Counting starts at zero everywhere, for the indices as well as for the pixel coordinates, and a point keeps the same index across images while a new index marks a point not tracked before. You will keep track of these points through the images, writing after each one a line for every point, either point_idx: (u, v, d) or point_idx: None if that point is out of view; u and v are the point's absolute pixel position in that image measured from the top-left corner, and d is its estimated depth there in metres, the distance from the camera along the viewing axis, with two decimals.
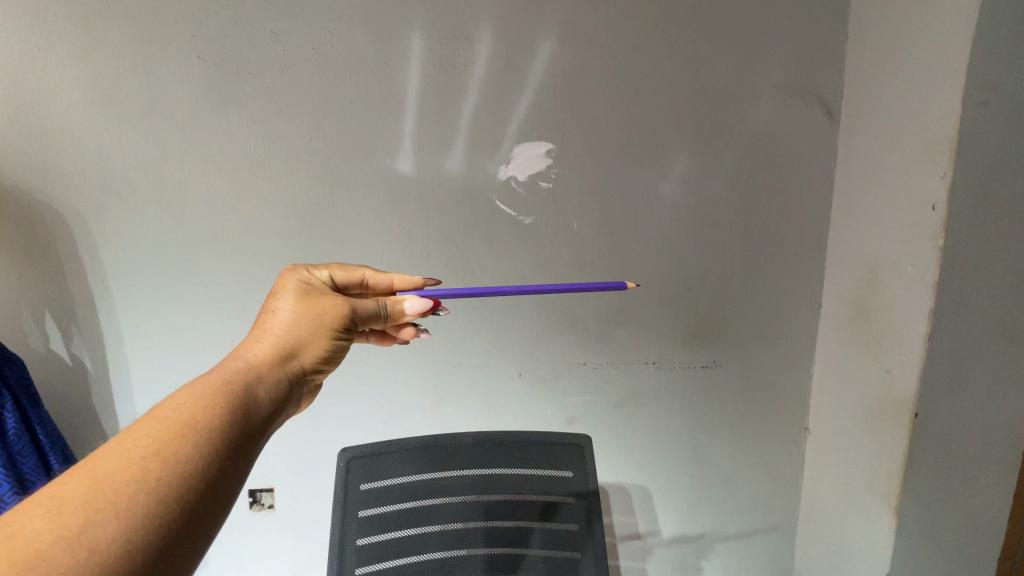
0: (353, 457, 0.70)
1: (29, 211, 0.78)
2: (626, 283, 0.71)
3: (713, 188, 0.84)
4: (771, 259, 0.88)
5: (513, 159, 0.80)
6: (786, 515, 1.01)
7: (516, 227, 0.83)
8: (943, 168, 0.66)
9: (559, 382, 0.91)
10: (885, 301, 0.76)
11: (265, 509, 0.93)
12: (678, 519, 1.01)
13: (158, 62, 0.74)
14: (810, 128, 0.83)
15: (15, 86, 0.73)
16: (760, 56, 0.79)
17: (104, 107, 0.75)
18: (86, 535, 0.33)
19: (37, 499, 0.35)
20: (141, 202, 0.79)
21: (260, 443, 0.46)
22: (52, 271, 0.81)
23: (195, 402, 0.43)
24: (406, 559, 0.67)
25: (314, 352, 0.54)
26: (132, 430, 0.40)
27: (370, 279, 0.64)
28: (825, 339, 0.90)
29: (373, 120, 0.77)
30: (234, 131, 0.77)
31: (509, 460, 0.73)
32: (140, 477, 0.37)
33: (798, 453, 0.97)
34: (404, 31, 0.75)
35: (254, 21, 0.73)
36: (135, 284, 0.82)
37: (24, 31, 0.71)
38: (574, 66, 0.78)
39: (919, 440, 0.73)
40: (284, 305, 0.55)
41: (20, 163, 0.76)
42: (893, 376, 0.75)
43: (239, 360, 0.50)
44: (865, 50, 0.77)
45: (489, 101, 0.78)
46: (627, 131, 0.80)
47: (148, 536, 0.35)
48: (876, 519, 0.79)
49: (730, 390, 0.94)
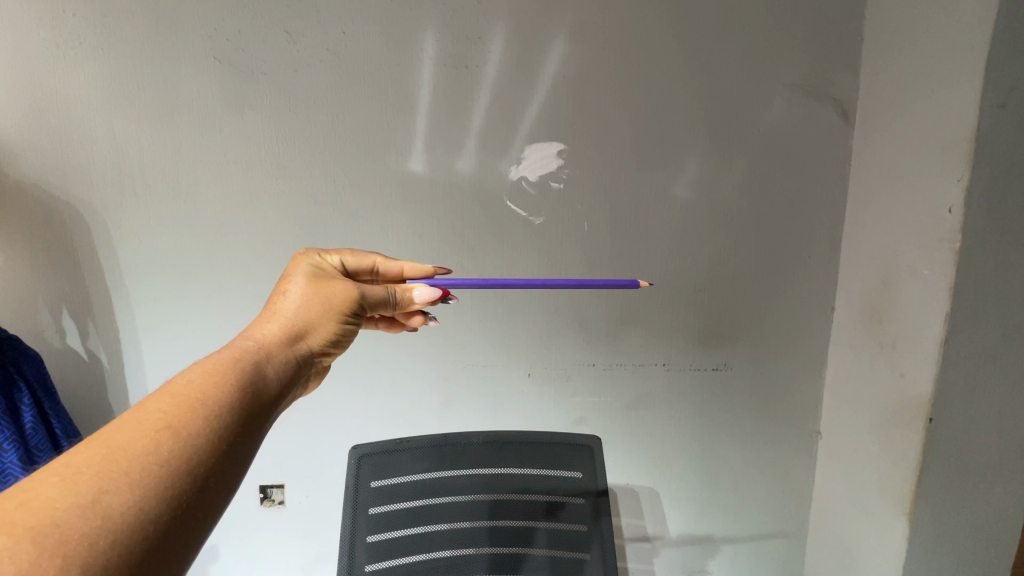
0: (364, 455, 0.70)
1: (47, 209, 0.79)
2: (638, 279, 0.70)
3: (725, 189, 0.83)
4: (784, 261, 0.87)
5: (525, 159, 0.80)
6: (798, 519, 1.00)
7: (527, 228, 0.83)
8: (960, 172, 0.65)
9: (569, 383, 0.91)
10: (900, 305, 0.75)
11: (275, 505, 0.94)
12: (687, 522, 1.00)
13: (175, 62, 0.75)
14: (824, 129, 0.82)
15: (36, 84, 0.74)
16: (773, 56, 0.79)
17: (120, 105, 0.76)
18: (100, 503, 0.33)
19: (51, 468, 0.35)
20: (157, 200, 0.80)
21: (268, 422, 0.46)
22: (70, 268, 0.82)
23: (205, 378, 0.44)
24: (416, 557, 0.67)
25: (323, 334, 0.55)
26: (145, 404, 0.41)
27: (380, 266, 0.65)
28: (837, 342, 0.89)
29: (386, 120, 0.78)
30: (248, 130, 0.78)
31: (518, 458, 0.73)
32: (153, 449, 0.37)
33: (810, 456, 0.97)
34: (417, 32, 0.75)
35: (269, 22, 0.74)
36: (150, 281, 0.83)
37: (45, 31, 0.73)
38: (586, 67, 0.78)
39: (933, 446, 0.72)
40: (295, 288, 0.56)
41: (39, 160, 0.77)
42: (907, 381, 0.74)
43: (248, 340, 0.51)
44: (880, 51, 0.76)
45: (501, 102, 0.78)
46: (639, 132, 0.80)
47: (160, 507, 0.35)
48: (888, 525, 0.78)
49: (741, 392, 0.93)
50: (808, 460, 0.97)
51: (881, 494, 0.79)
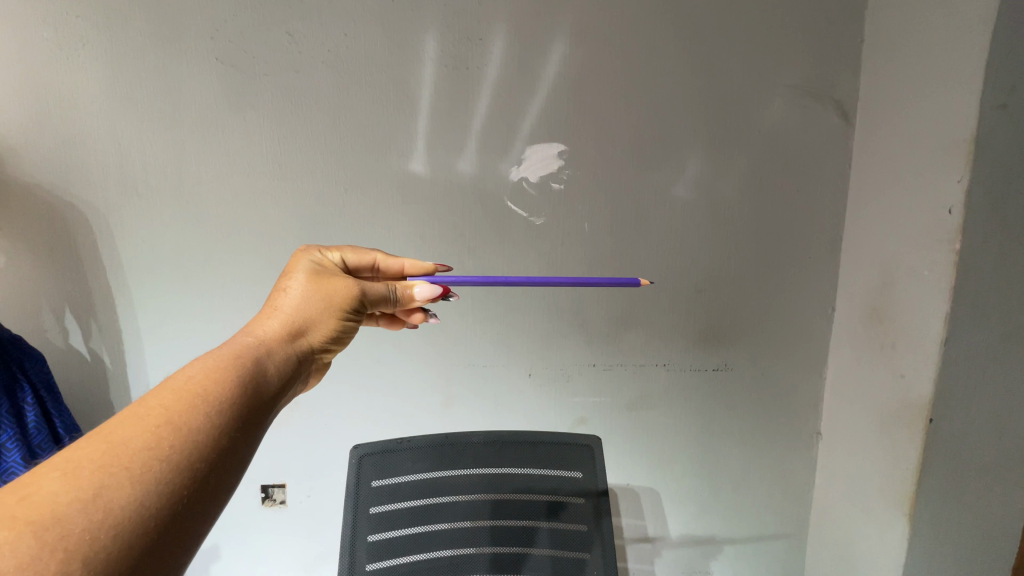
0: (365, 454, 0.70)
1: (50, 209, 0.80)
2: (638, 279, 0.70)
3: (726, 190, 0.83)
4: (784, 261, 0.87)
5: (525, 160, 0.81)
6: (798, 520, 1.00)
7: (528, 228, 0.83)
8: (960, 172, 0.65)
9: (569, 383, 0.91)
10: (900, 306, 0.75)
11: (276, 505, 0.94)
12: (687, 523, 1.00)
13: (177, 63, 0.75)
14: (825, 129, 0.82)
15: (38, 85, 0.75)
16: (774, 57, 0.79)
17: (123, 105, 0.76)
18: (101, 498, 0.34)
19: (53, 463, 0.35)
20: (159, 201, 0.80)
21: (268, 418, 0.47)
22: (72, 268, 0.82)
23: (206, 374, 0.44)
24: (416, 556, 0.67)
25: (323, 331, 0.55)
26: (146, 400, 0.41)
27: (380, 263, 0.65)
28: (838, 343, 0.89)
29: (387, 121, 0.78)
30: (251, 131, 0.78)
31: (519, 456, 0.73)
32: (154, 445, 0.38)
33: (810, 457, 0.97)
34: (419, 34, 0.75)
35: (272, 24, 0.74)
36: (152, 281, 0.84)
37: (48, 32, 0.73)
38: (586, 68, 0.78)
39: (933, 447, 0.72)
40: (295, 285, 0.57)
41: (42, 160, 0.78)
42: (907, 382, 0.74)
43: (249, 336, 0.51)
44: (881, 52, 0.77)
45: (502, 103, 0.78)
46: (639, 133, 0.80)
47: (160, 502, 0.36)
48: (888, 526, 0.78)
49: (742, 393, 0.93)
50: (809, 461, 0.97)
51: (882, 494, 0.79)
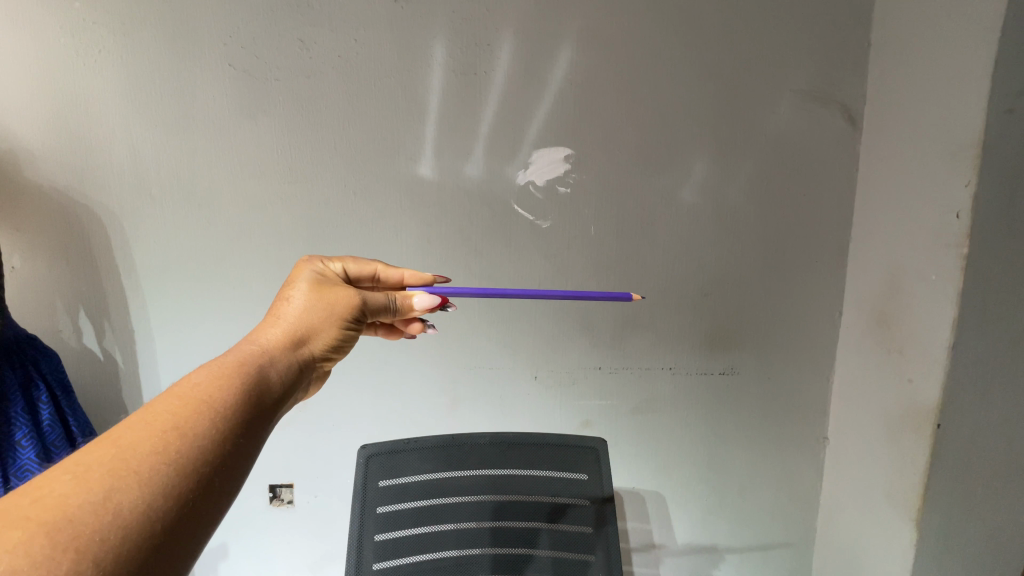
0: (372, 455, 0.71)
1: (67, 212, 0.81)
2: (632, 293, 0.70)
3: (731, 193, 0.84)
4: (791, 265, 0.87)
5: (532, 164, 0.81)
6: (804, 525, 0.99)
7: (535, 232, 0.84)
8: (967, 176, 0.66)
9: (575, 386, 0.92)
10: (907, 310, 0.75)
11: (284, 505, 0.95)
12: (693, 527, 1.00)
13: (192, 68, 0.77)
14: (830, 134, 0.82)
15: (55, 91, 0.77)
16: (780, 62, 0.79)
17: (137, 109, 0.78)
18: (111, 500, 0.34)
19: (64, 467, 0.36)
20: (173, 204, 0.82)
21: (270, 424, 0.47)
22: (87, 269, 0.84)
23: (211, 381, 0.45)
24: (422, 556, 0.68)
25: (324, 340, 0.56)
26: (152, 406, 0.42)
27: (381, 273, 0.66)
28: (845, 348, 0.89)
29: (396, 126, 0.79)
30: (261, 135, 0.79)
31: (521, 460, 0.73)
32: (162, 449, 0.38)
33: (817, 462, 0.96)
34: (428, 40, 0.77)
35: (284, 31, 0.76)
36: (165, 283, 0.85)
37: (65, 39, 0.75)
38: (594, 73, 0.79)
39: (941, 451, 0.71)
40: (297, 294, 0.57)
41: (57, 164, 0.79)
42: (914, 386, 0.74)
43: (252, 345, 0.52)
44: (888, 56, 0.77)
45: (509, 108, 0.79)
46: (646, 137, 0.81)
47: (167, 505, 0.36)
48: (893, 532, 0.78)
49: (747, 397, 0.93)
50: (814, 467, 0.96)
51: (889, 499, 0.79)
